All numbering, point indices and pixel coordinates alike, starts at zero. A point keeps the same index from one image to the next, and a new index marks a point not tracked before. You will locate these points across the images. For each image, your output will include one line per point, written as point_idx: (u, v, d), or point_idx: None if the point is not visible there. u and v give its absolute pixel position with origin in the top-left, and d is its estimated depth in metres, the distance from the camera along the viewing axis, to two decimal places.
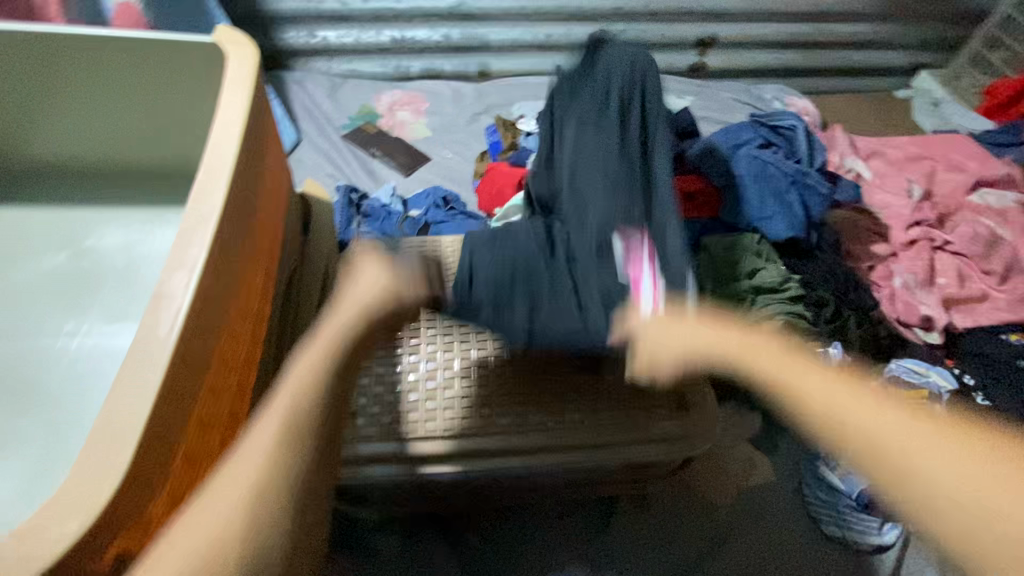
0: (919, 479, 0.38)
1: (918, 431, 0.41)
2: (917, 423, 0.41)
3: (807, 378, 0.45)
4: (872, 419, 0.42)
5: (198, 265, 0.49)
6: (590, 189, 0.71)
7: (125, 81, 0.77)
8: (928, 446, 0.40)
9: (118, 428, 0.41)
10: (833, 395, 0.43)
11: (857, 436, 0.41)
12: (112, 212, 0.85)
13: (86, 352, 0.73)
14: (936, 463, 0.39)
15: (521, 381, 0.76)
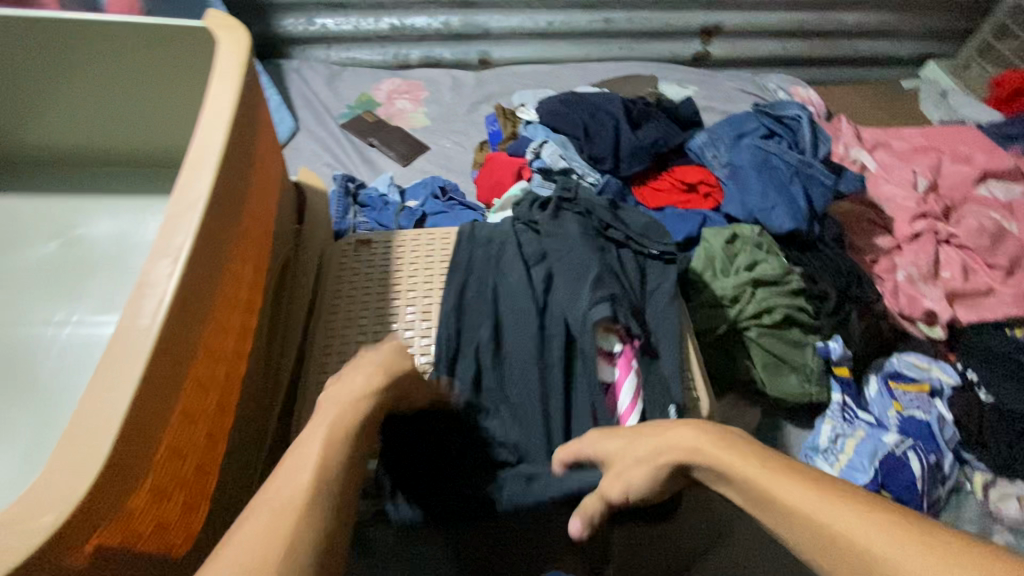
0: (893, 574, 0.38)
1: (875, 525, 0.40)
2: (868, 513, 0.41)
3: (784, 489, 0.45)
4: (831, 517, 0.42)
5: (182, 253, 0.48)
6: (580, 285, 0.78)
7: (110, 67, 0.75)
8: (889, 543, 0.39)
9: (98, 418, 0.40)
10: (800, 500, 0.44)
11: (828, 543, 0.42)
12: (103, 201, 0.84)
13: (75, 342, 0.72)
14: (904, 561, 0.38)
15: (508, 403, 0.74)
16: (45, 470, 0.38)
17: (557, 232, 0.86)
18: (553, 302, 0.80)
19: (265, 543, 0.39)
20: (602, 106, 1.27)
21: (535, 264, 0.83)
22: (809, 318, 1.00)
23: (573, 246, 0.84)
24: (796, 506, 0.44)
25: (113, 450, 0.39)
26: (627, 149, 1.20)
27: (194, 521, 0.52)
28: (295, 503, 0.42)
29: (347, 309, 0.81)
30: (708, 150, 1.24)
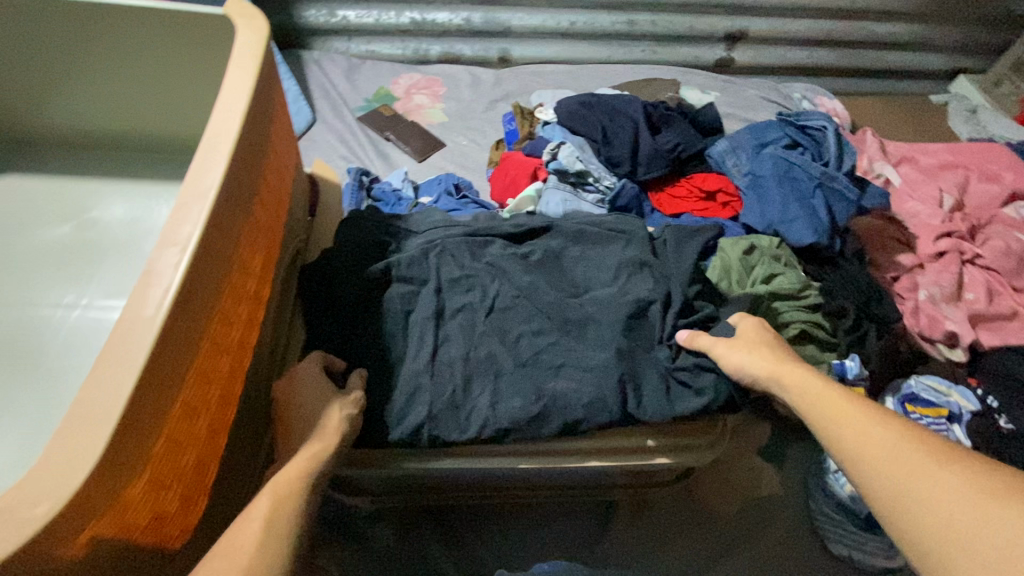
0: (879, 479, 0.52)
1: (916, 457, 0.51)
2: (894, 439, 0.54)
3: (855, 411, 0.58)
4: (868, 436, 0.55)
5: (191, 243, 0.47)
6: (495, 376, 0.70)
7: (126, 51, 0.75)
8: (922, 471, 0.50)
9: (94, 411, 0.39)
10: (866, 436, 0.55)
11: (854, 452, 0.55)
12: (118, 185, 0.84)
13: (82, 325, 0.72)
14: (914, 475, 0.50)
15: None
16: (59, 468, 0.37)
17: (531, 333, 0.73)
18: (533, 370, 0.70)
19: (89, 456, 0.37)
20: (622, 109, 1.25)
21: (529, 279, 0.77)
22: (825, 333, 0.96)
23: (630, 377, 0.70)
24: (855, 426, 0.56)
25: (133, 406, 0.40)
26: (645, 153, 1.18)
27: (187, 527, 0.50)
28: (125, 409, 0.39)
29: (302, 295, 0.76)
30: (728, 158, 1.21)
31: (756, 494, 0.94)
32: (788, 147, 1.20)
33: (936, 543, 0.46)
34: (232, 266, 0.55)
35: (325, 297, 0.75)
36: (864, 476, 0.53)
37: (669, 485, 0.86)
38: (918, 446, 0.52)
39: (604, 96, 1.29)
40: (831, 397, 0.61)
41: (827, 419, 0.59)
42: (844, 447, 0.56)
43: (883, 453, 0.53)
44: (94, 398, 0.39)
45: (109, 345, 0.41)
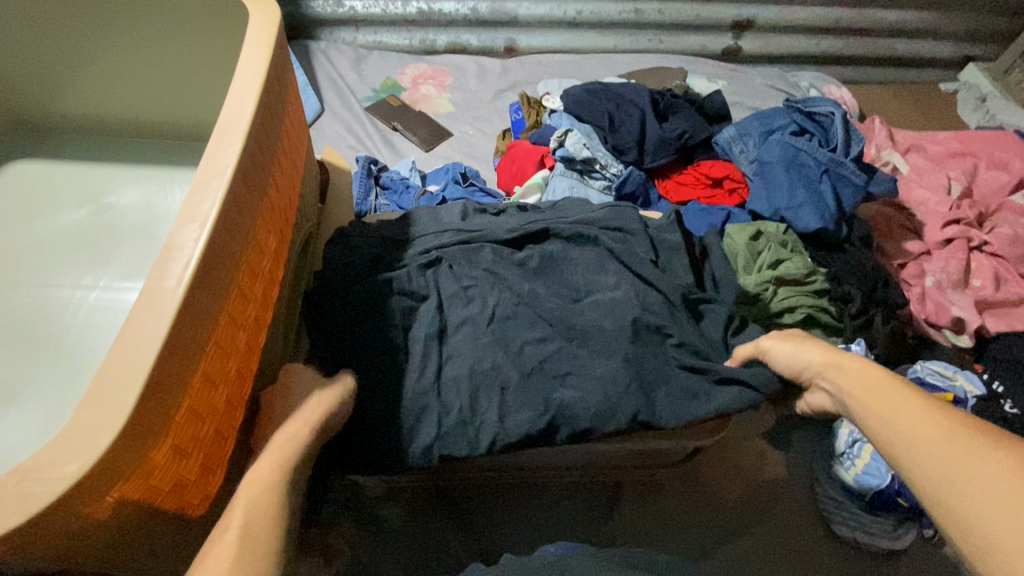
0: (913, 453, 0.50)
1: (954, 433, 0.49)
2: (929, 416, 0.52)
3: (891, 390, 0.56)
4: (903, 413, 0.53)
5: (210, 219, 0.48)
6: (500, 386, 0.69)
7: (141, 37, 0.76)
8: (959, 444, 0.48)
9: (119, 377, 0.40)
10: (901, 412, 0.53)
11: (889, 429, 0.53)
12: (132, 171, 0.86)
13: (100, 306, 0.74)
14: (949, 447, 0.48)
15: None
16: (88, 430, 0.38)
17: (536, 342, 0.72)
18: (540, 380, 0.70)
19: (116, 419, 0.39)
20: (629, 97, 1.26)
21: (529, 287, 0.77)
22: (830, 318, 0.97)
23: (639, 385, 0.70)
24: (893, 404, 0.54)
25: (156, 373, 0.41)
26: (652, 141, 1.19)
27: (207, 496, 0.51)
28: (149, 375, 0.41)
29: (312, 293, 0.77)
30: (736, 145, 1.21)
31: (762, 477, 0.95)
32: (795, 134, 1.20)
33: (973, 515, 0.44)
34: (248, 244, 0.56)
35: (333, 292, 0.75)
36: (905, 453, 0.50)
37: (675, 466, 0.87)
38: (972, 430, 0.48)
39: (610, 84, 1.29)
40: (881, 381, 0.58)
41: (874, 401, 0.56)
42: (886, 425, 0.53)
43: (930, 433, 0.50)
44: (120, 364, 0.40)
45: (132, 316, 0.43)
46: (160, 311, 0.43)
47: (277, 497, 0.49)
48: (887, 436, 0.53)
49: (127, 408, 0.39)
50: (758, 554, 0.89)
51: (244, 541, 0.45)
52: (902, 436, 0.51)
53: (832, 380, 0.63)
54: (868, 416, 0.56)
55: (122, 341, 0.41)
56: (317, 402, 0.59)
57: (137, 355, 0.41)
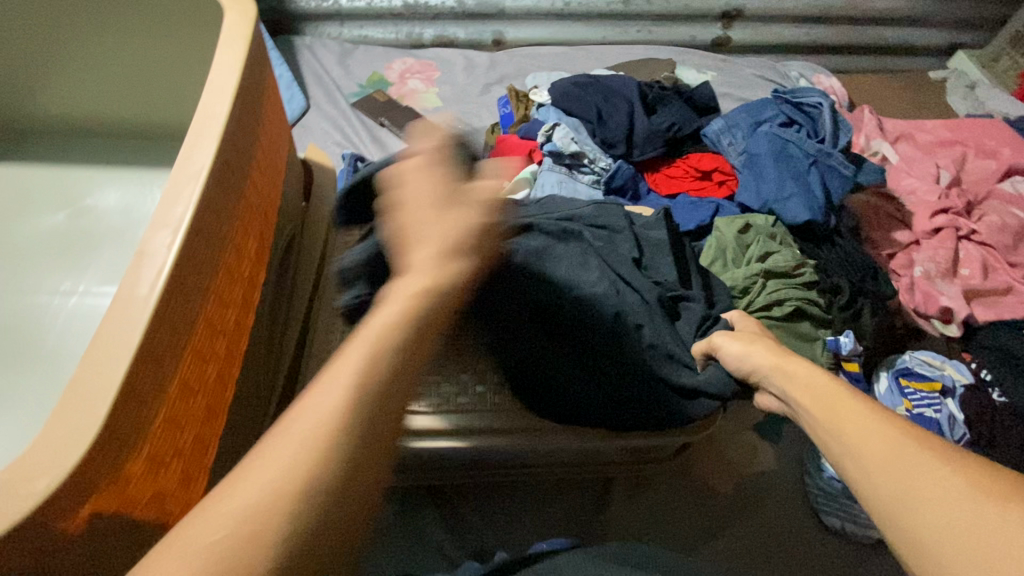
0: (861, 465, 0.44)
1: (909, 443, 0.42)
2: (885, 425, 0.45)
3: (849, 402, 0.49)
4: (853, 421, 0.47)
5: (183, 224, 0.47)
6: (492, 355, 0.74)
7: (114, 37, 0.75)
8: (910, 456, 0.41)
9: (90, 389, 0.39)
10: (854, 422, 0.47)
11: (839, 440, 0.47)
12: (111, 173, 0.84)
13: (80, 312, 0.73)
14: (902, 459, 0.42)
15: None
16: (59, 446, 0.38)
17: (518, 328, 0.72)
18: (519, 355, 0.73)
19: (87, 433, 0.38)
20: (617, 90, 1.24)
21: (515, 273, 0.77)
22: (820, 311, 0.96)
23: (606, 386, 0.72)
24: (850, 413, 0.48)
25: (128, 385, 0.41)
26: (640, 134, 1.18)
27: (188, 504, 0.51)
28: (120, 387, 0.40)
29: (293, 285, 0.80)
30: (724, 137, 1.20)
31: (752, 470, 0.96)
32: (783, 125, 1.19)
33: (919, 535, 0.38)
34: (225, 248, 0.55)
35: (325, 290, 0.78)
36: (850, 465, 0.45)
37: (665, 462, 0.87)
38: (920, 438, 0.43)
39: (598, 77, 1.28)
40: (827, 388, 0.53)
41: (820, 410, 0.51)
42: (833, 436, 0.48)
43: (869, 436, 0.45)
44: (92, 374, 0.40)
45: (104, 326, 0.42)
46: (133, 320, 0.42)
47: (401, 331, 0.35)
48: (832, 448, 0.47)
49: (99, 421, 0.38)
50: (749, 548, 0.90)
51: (347, 419, 0.32)
52: (845, 446, 0.46)
53: (781, 388, 0.58)
54: (819, 427, 0.50)
55: (92, 353, 0.41)
56: (463, 202, 0.43)
57: (107, 367, 0.40)
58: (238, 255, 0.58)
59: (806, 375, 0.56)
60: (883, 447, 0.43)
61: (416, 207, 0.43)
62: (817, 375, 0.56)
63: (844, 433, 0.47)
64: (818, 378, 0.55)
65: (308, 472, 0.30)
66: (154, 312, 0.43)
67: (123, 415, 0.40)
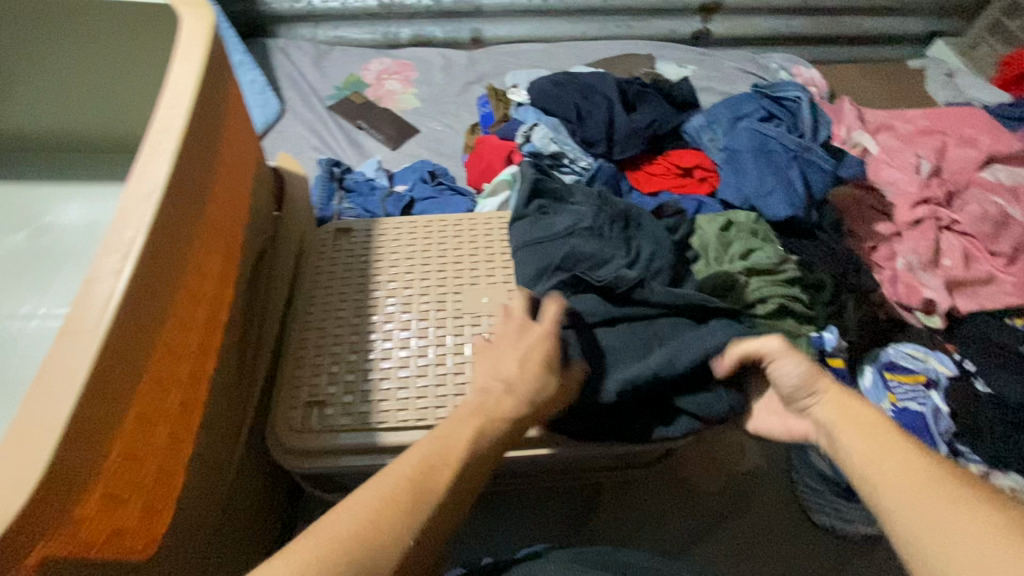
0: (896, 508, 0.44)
1: (946, 493, 0.43)
2: (925, 469, 0.45)
3: (886, 438, 0.49)
4: (890, 458, 0.47)
5: (134, 249, 0.45)
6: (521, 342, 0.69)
7: (68, 48, 0.72)
8: (948, 507, 0.42)
9: (34, 430, 0.37)
10: (892, 462, 0.47)
11: (874, 476, 0.47)
12: (73, 189, 0.81)
13: (42, 335, 0.70)
14: (940, 511, 0.42)
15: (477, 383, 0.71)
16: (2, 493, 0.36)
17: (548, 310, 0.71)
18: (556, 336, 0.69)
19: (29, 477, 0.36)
20: (596, 87, 1.23)
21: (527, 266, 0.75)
22: (804, 307, 0.96)
23: (652, 339, 0.71)
24: (888, 452, 0.48)
25: (75, 422, 0.38)
26: (621, 132, 1.16)
27: (154, 538, 0.49)
28: (66, 426, 0.38)
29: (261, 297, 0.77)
30: (704, 133, 1.20)
31: (740, 469, 0.95)
32: (764, 120, 1.18)
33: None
34: (184, 269, 0.53)
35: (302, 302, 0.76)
36: (884, 503, 0.45)
37: (651, 466, 0.86)
38: (961, 487, 0.43)
39: (577, 75, 1.26)
40: (873, 420, 0.51)
41: (862, 441, 0.50)
42: (870, 471, 0.48)
43: (911, 477, 0.45)
44: (36, 414, 0.37)
45: (47, 361, 0.39)
46: (78, 353, 0.40)
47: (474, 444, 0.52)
48: (871, 484, 0.47)
49: (44, 464, 0.36)
50: (740, 548, 0.89)
51: (420, 493, 0.46)
52: (887, 485, 0.46)
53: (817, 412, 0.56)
54: (853, 456, 0.50)
55: (35, 392, 0.38)
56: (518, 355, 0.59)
57: (49, 406, 0.38)
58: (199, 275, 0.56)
59: (835, 400, 0.55)
60: (927, 495, 0.43)
61: (498, 365, 0.58)
62: (846, 400, 0.54)
63: (881, 470, 0.47)
64: (847, 404, 0.54)
65: (389, 517, 0.44)
66: (103, 343, 0.41)
67: (70, 454, 0.38)
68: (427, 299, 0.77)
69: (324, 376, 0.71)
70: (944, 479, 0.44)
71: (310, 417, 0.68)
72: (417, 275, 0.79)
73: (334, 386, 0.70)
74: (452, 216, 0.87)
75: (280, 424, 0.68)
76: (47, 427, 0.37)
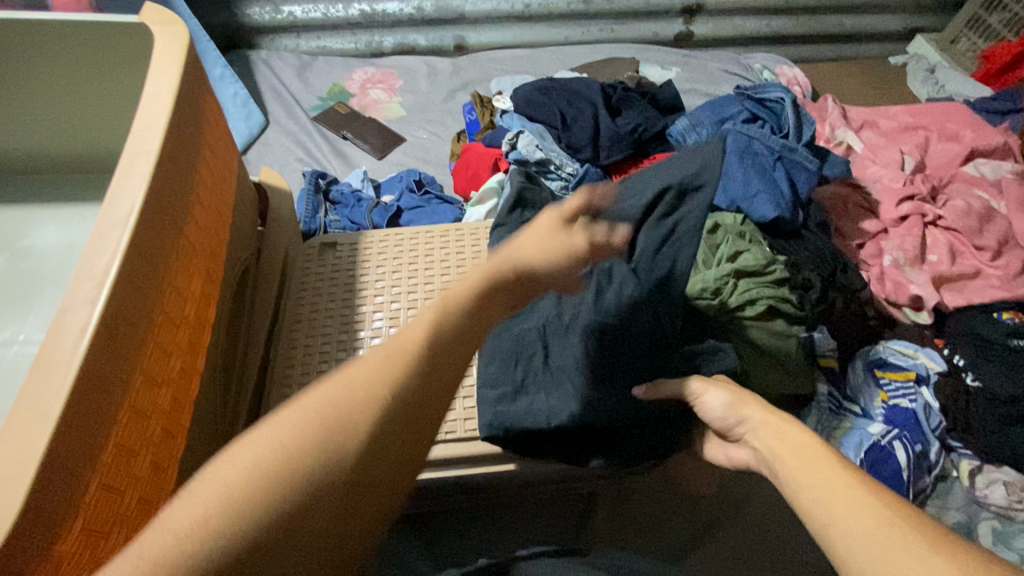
0: (841, 538, 0.42)
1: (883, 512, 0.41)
2: (864, 491, 0.44)
3: (827, 466, 0.47)
4: (828, 487, 0.45)
5: (109, 276, 0.44)
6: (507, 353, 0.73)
7: (39, 67, 0.70)
8: (889, 532, 0.40)
9: (6, 469, 0.36)
10: (831, 492, 0.45)
11: (818, 511, 0.44)
12: (50, 210, 0.80)
13: (23, 361, 0.69)
14: (880, 533, 0.40)
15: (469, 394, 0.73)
16: None
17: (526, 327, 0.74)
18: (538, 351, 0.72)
19: None
20: (580, 93, 1.23)
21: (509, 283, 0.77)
22: (793, 307, 0.96)
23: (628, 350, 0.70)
24: (830, 478, 0.46)
25: (51, 458, 0.37)
26: (606, 136, 1.16)
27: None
28: (40, 461, 0.37)
29: (249, 318, 0.76)
30: (689, 136, 1.20)
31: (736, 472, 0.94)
32: (747, 121, 1.19)
33: None
34: (162, 294, 0.52)
35: (290, 322, 0.75)
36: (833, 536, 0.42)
37: (646, 474, 0.86)
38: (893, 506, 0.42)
39: (561, 80, 1.26)
40: (815, 452, 0.49)
41: (802, 474, 0.48)
42: (817, 503, 0.45)
43: (855, 508, 0.43)
44: (10, 444, 0.36)
45: (20, 398, 0.38)
46: (53, 386, 0.39)
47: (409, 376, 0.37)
48: (823, 527, 0.43)
49: (18, 502, 0.35)
50: (737, 552, 0.89)
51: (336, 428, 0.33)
52: (833, 522, 0.43)
53: (765, 444, 0.54)
54: (798, 488, 0.48)
55: (7, 427, 0.37)
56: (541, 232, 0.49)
57: (22, 441, 0.37)
58: (179, 298, 0.55)
59: (778, 432, 0.54)
60: (866, 514, 0.42)
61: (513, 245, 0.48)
62: (789, 430, 0.53)
63: (828, 503, 0.44)
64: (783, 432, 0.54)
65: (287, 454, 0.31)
66: (78, 377, 0.40)
67: (46, 491, 0.37)
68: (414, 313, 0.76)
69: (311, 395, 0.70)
70: (867, 499, 0.43)
71: None
72: (402, 289, 0.78)
73: None
74: (439, 227, 0.86)
75: None
76: (18, 465, 0.36)
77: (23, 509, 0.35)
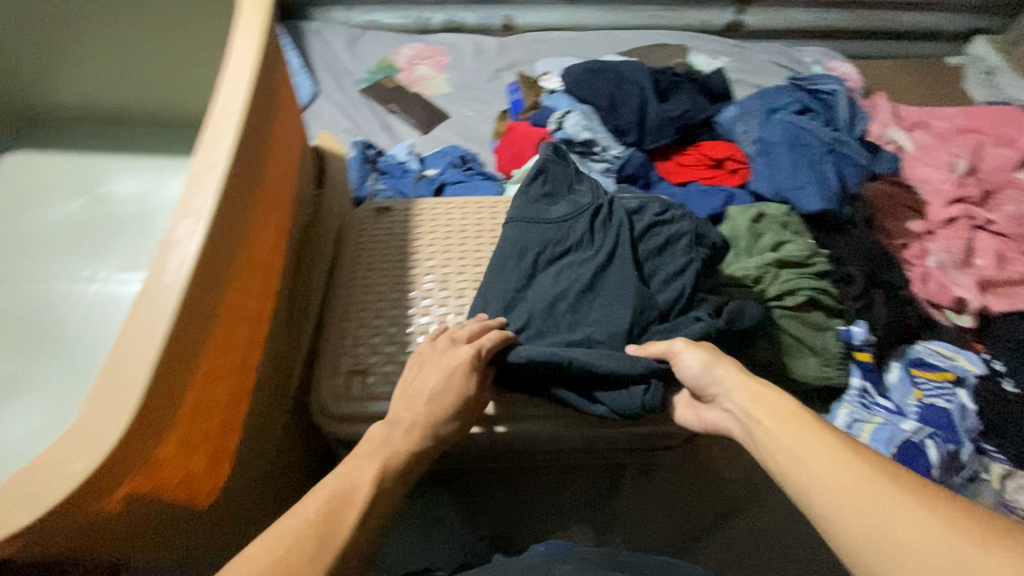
0: (829, 509, 0.46)
1: (871, 479, 0.45)
2: (854, 459, 0.47)
3: (812, 436, 0.51)
4: (815, 455, 0.49)
5: (206, 212, 0.48)
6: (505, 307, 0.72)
7: (124, 23, 0.75)
8: (878, 499, 0.44)
9: (123, 373, 0.40)
10: (819, 464, 0.48)
11: (803, 480, 0.49)
12: (124, 161, 0.85)
13: (101, 298, 0.75)
14: (871, 501, 0.44)
15: None
16: (89, 428, 0.39)
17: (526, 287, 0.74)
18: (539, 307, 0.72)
19: (115, 415, 0.39)
20: (628, 76, 1.23)
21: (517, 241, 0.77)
22: (832, 300, 0.96)
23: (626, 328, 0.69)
24: (816, 448, 0.50)
25: (160, 368, 0.42)
26: (652, 122, 1.16)
27: (216, 484, 0.52)
28: (151, 371, 0.41)
29: (308, 271, 0.80)
30: (738, 125, 1.19)
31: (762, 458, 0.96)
32: (798, 113, 1.17)
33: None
34: (244, 236, 0.56)
35: (347, 279, 0.79)
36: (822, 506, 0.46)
37: (675, 450, 0.88)
38: (887, 476, 0.45)
39: (610, 63, 1.27)
40: (792, 414, 0.54)
41: (786, 440, 0.52)
42: (807, 474, 0.49)
43: (842, 479, 0.46)
44: (126, 352, 0.41)
45: (131, 314, 0.42)
46: (161, 306, 0.43)
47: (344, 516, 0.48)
48: (810, 493, 0.48)
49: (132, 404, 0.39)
50: (760, 534, 0.91)
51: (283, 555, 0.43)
52: (823, 492, 0.47)
53: (745, 406, 0.58)
54: (783, 458, 0.51)
55: (122, 338, 0.41)
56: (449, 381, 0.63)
57: (136, 351, 0.41)
58: (257, 242, 0.59)
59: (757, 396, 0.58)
60: (855, 484, 0.46)
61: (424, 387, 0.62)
62: (771, 394, 0.57)
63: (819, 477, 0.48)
64: (765, 398, 0.57)
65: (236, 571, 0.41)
66: (179, 300, 0.44)
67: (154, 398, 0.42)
68: (463, 278, 0.79)
69: (365, 347, 0.73)
70: (857, 467, 0.46)
71: (352, 385, 0.71)
72: (452, 254, 0.81)
73: (375, 356, 0.73)
74: (489, 198, 0.88)
75: (324, 392, 0.71)
76: (133, 372, 0.40)
77: (138, 409, 0.40)
